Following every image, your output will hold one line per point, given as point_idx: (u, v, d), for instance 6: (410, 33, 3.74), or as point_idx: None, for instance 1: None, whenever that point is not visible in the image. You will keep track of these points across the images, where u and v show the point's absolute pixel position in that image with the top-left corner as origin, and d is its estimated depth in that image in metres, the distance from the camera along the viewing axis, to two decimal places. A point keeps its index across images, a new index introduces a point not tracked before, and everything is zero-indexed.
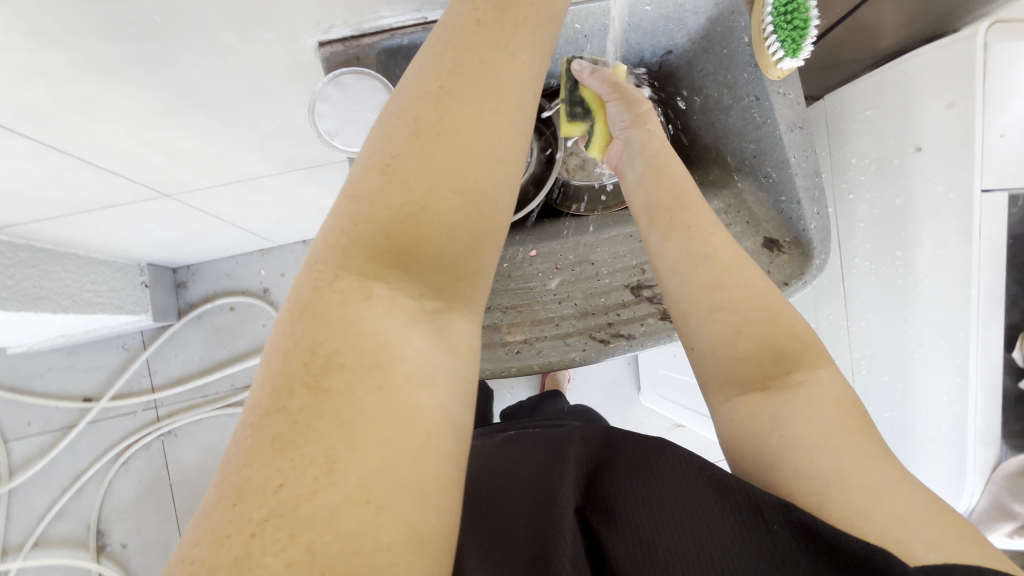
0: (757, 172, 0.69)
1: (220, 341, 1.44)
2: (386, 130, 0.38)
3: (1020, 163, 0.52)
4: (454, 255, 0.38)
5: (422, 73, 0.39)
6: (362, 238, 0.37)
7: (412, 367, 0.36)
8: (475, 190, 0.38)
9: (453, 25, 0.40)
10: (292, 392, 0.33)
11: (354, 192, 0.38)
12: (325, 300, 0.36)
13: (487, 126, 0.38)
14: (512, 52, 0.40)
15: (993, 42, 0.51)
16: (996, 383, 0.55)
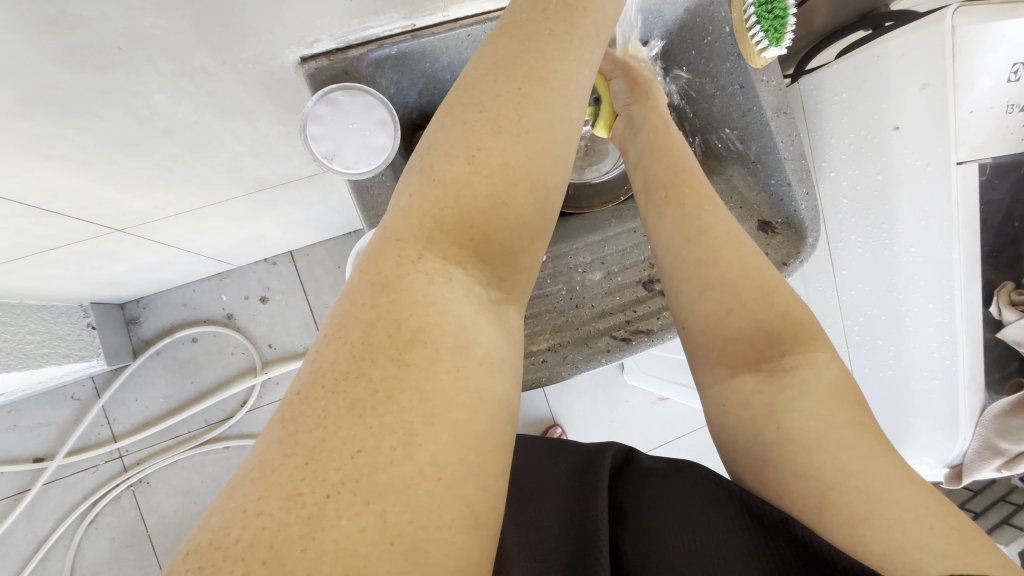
0: (745, 157, 0.72)
1: (186, 377, 1.34)
2: (465, 119, 0.36)
3: (986, 136, 0.58)
4: (515, 247, 0.36)
5: (501, 72, 0.36)
6: (445, 217, 0.34)
7: (485, 354, 0.33)
8: (541, 190, 0.36)
9: (528, 25, 0.38)
10: (373, 360, 0.30)
11: (438, 175, 0.35)
12: (409, 276, 0.33)
13: (558, 129, 0.37)
14: (579, 60, 0.39)
15: (960, 24, 0.54)
16: (977, 335, 0.61)
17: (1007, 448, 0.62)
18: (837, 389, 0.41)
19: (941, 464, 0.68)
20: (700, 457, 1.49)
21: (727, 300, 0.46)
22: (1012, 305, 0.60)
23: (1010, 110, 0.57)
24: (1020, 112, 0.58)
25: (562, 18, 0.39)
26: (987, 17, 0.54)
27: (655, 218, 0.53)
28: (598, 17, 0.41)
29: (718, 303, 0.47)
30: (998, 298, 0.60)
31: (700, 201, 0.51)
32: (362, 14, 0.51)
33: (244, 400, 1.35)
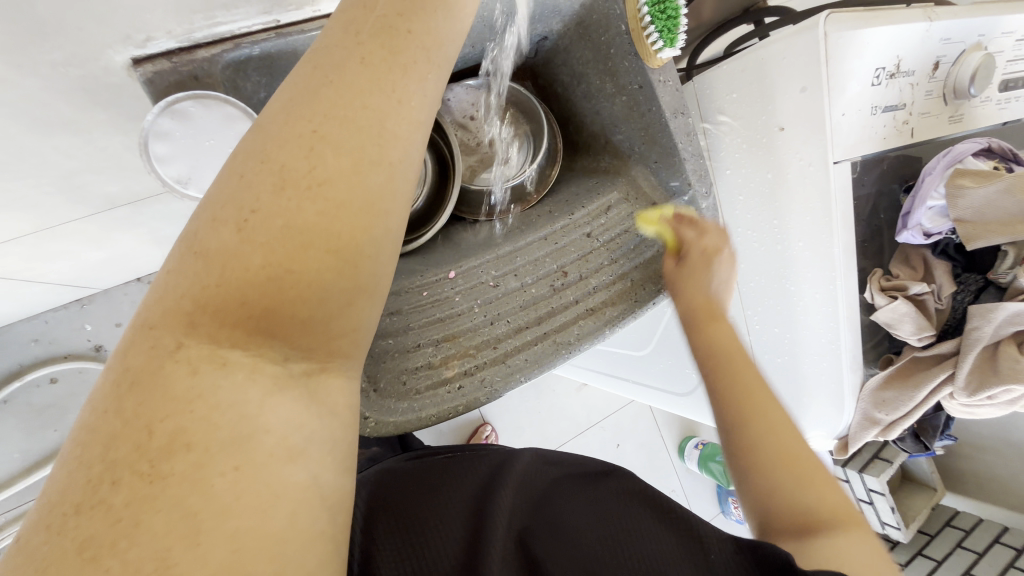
0: (648, 157, 0.71)
1: (48, 425, 1.14)
2: (240, 171, 0.26)
3: (855, 138, 0.62)
4: (322, 313, 0.27)
5: (296, 110, 0.26)
6: (213, 295, 0.25)
7: (276, 448, 0.26)
8: (348, 249, 0.26)
9: (336, 52, 0.27)
10: (117, 482, 0.23)
11: (201, 247, 0.25)
12: (164, 373, 0.25)
13: (376, 173, 0.27)
14: (400, 95, 0.28)
15: (831, 31, 0.57)
16: (856, 321, 0.66)
17: (882, 417, 0.67)
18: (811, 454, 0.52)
19: (832, 437, 0.73)
20: (623, 435, 1.55)
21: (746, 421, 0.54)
22: (884, 290, 0.64)
23: (874, 112, 0.62)
24: (882, 113, 0.63)
25: (389, 37, 0.28)
26: (853, 25, 0.57)
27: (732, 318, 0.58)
28: (428, 40, 0.29)
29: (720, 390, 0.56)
30: (870, 284, 0.65)
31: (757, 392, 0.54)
32: (205, 8, 0.42)
33: None
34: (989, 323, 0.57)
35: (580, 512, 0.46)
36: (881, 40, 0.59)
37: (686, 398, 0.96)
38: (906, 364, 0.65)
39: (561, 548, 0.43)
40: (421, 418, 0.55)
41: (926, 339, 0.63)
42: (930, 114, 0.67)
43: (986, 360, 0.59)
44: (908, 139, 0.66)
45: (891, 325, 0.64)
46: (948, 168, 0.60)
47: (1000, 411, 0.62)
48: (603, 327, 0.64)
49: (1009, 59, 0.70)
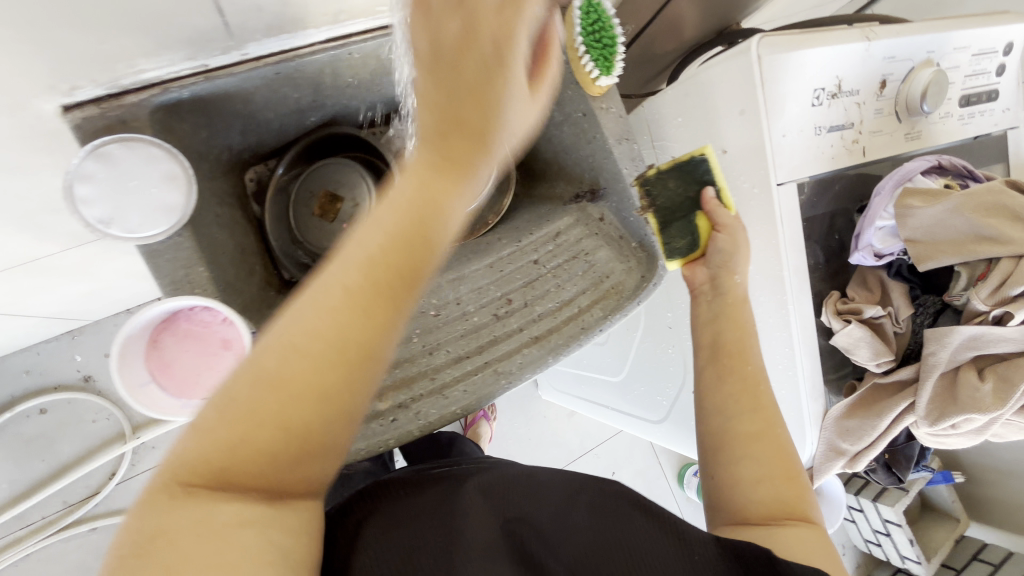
0: (597, 184, 0.71)
1: (35, 454, 1.16)
2: (252, 372, 0.33)
3: (799, 158, 0.60)
4: (293, 472, 0.34)
5: (295, 331, 0.33)
6: (215, 457, 0.33)
7: (228, 520, 0.32)
8: (309, 438, 0.34)
9: (331, 287, 0.33)
10: (127, 560, 0.31)
11: (208, 424, 0.33)
12: (177, 501, 0.32)
13: (346, 382, 0.34)
14: (375, 328, 0.34)
15: (764, 53, 0.57)
16: (813, 347, 0.63)
17: (847, 447, 0.63)
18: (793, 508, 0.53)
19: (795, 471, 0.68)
20: (618, 461, 1.50)
21: (762, 468, 0.55)
22: (839, 314, 0.61)
23: (819, 133, 0.61)
24: (828, 133, 0.61)
25: (371, 271, 0.33)
26: (786, 47, 0.57)
27: (712, 379, 0.61)
28: (407, 275, 0.34)
29: (744, 440, 0.57)
30: (826, 308, 0.62)
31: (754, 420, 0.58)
32: (125, 57, 0.44)
33: (113, 471, 1.21)
34: (945, 348, 0.54)
35: (562, 517, 0.46)
36: (818, 60, 0.58)
37: (660, 426, 0.93)
38: (867, 392, 0.62)
39: (553, 548, 0.44)
40: (352, 454, 0.53)
41: (885, 365, 0.60)
42: (883, 132, 0.65)
43: (946, 386, 0.56)
44: (860, 158, 0.64)
45: (848, 350, 0.61)
46: (896, 187, 0.59)
47: (971, 440, 0.58)
48: (547, 355, 0.62)
49: (967, 74, 0.69)
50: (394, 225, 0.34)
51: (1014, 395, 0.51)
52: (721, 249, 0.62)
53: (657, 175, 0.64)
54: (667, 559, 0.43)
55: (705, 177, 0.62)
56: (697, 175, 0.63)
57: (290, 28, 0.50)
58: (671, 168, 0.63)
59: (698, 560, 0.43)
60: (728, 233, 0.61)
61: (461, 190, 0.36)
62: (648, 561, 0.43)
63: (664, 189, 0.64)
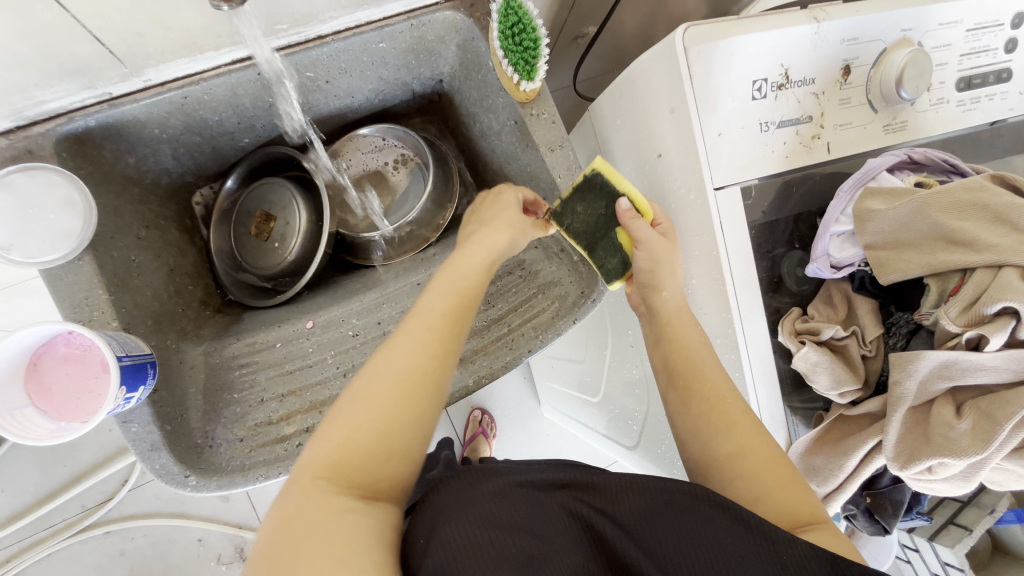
0: (537, 195, 0.67)
1: (58, 459, 1.08)
2: (362, 391, 0.43)
3: (740, 159, 0.53)
4: (389, 468, 0.41)
5: (388, 357, 0.45)
6: (339, 453, 0.40)
7: (344, 503, 0.37)
8: (389, 446, 0.41)
9: (418, 324, 0.47)
10: (269, 538, 0.35)
11: (328, 432, 0.41)
12: (314, 487, 0.38)
13: (422, 390, 0.44)
14: (442, 352, 0.46)
15: (690, 45, 0.50)
16: (771, 372, 0.55)
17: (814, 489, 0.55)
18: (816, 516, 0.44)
19: None
20: None
21: (758, 488, 0.45)
22: (795, 334, 0.53)
23: (765, 129, 0.54)
24: (777, 129, 0.54)
25: (449, 319, 0.48)
26: (713, 36, 0.50)
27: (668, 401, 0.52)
28: (462, 314, 0.50)
29: (729, 458, 0.47)
30: (781, 328, 0.54)
31: (720, 437, 0.49)
32: (16, 89, 0.46)
33: (126, 477, 1.10)
34: (910, 378, 0.45)
35: (641, 512, 0.40)
36: (752, 49, 0.51)
37: (634, 451, 0.87)
38: (833, 423, 0.53)
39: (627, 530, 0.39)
40: (253, 479, 0.52)
41: (849, 396, 0.52)
42: (854, 125, 0.57)
43: (918, 421, 0.47)
44: (823, 155, 0.56)
45: (805, 376, 0.52)
46: (856, 188, 0.51)
47: (960, 487, 0.48)
48: (468, 377, 0.60)
49: (962, 53, 0.59)
50: (460, 287, 0.51)
51: (998, 436, 0.42)
52: (647, 267, 0.54)
53: (562, 204, 0.59)
54: (751, 559, 0.36)
55: (609, 190, 0.56)
56: (602, 191, 0.57)
57: (186, 52, 0.50)
58: (572, 193, 0.58)
59: (788, 561, 0.36)
60: (648, 247, 0.53)
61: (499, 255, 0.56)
62: (733, 561, 0.36)
63: (574, 215, 0.58)
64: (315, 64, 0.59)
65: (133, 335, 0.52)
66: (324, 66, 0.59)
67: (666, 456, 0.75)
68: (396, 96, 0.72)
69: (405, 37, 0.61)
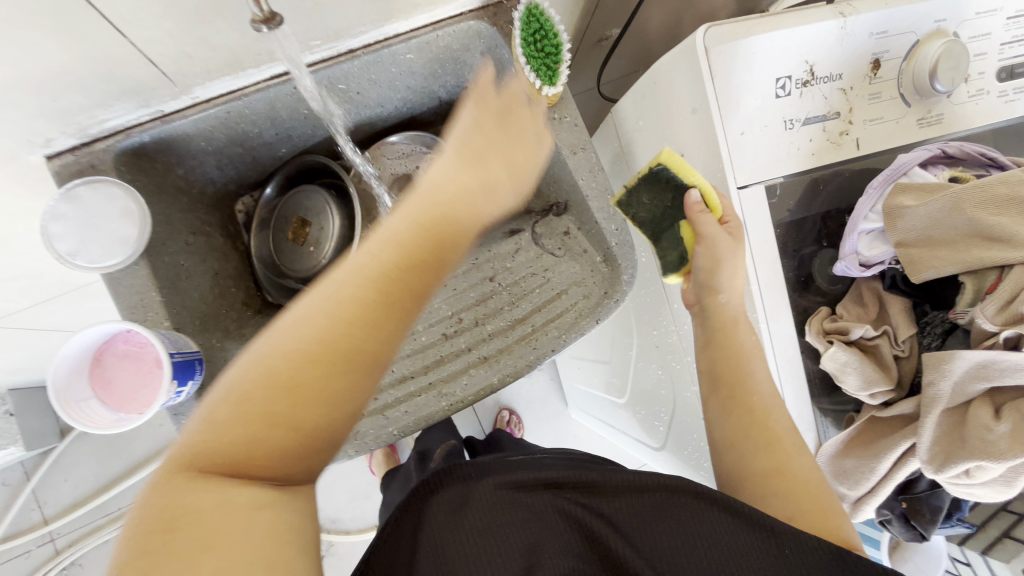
0: (560, 198, 0.68)
1: (115, 452, 1.16)
2: (257, 367, 0.34)
3: (765, 157, 0.53)
4: (294, 460, 0.35)
5: (296, 325, 0.35)
6: (230, 441, 0.34)
7: (249, 501, 0.33)
8: (304, 432, 0.35)
9: (340, 281, 0.36)
10: (147, 538, 0.31)
11: (214, 414, 0.34)
12: (193, 484, 0.32)
13: (343, 370, 0.35)
14: (372, 320, 0.36)
15: (711, 45, 0.50)
16: (799, 372, 0.55)
17: (845, 493, 0.54)
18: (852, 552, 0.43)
19: None
20: None
21: (792, 509, 0.45)
22: (823, 334, 0.52)
23: (790, 127, 0.53)
24: (802, 126, 0.53)
25: (386, 287, 0.36)
26: (735, 36, 0.50)
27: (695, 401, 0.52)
28: (408, 275, 0.37)
29: (765, 473, 0.47)
30: (809, 327, 0.53)
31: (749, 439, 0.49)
32: (82, 109, 0.50)
33: None
34: (945, 379, 0.44)
35: (637, 512, 0.42)
36: (776, 47, 0.51)
37: (661, 452, 0.86)
38: (865, 425, 0.52)
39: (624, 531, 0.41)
40: None
41: (882, 396, 0.51)
42: (884, 120, 0.55)
43: (955, 424, 0.46)
44: (852, 151, 0.55)
45: (835, 376, 0.51)
46: (886, 184, 0.50)
47: (1001, 493, 0.46)
48: (494, 376, 0.60)
49: (1003, 42, 0.56)
50: (398, 248, 0.38)
51: None
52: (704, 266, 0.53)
53: (629, 193, 0.58)
54: (749, 552, 0.38)
55: (675, 183, 0.54)
56: (667, 184, 0.55)
57: (229, 70, 0.54)
58: (638, 181, 0.57)
59: (789, 554, 0.38)
60: (709, 245, 0.52)
61: (476, 199, 0.43)
62: (732, 555, 0.38)
63: (641, 205, 0.58)
64: (346, 78, 0.62)
65: (183, 334, 0.56)
66: (355, 79, 0.63)
67: (693, 458, 0.75)
68: (424, 104, 0.75)
69: (430, 48, 0.63)
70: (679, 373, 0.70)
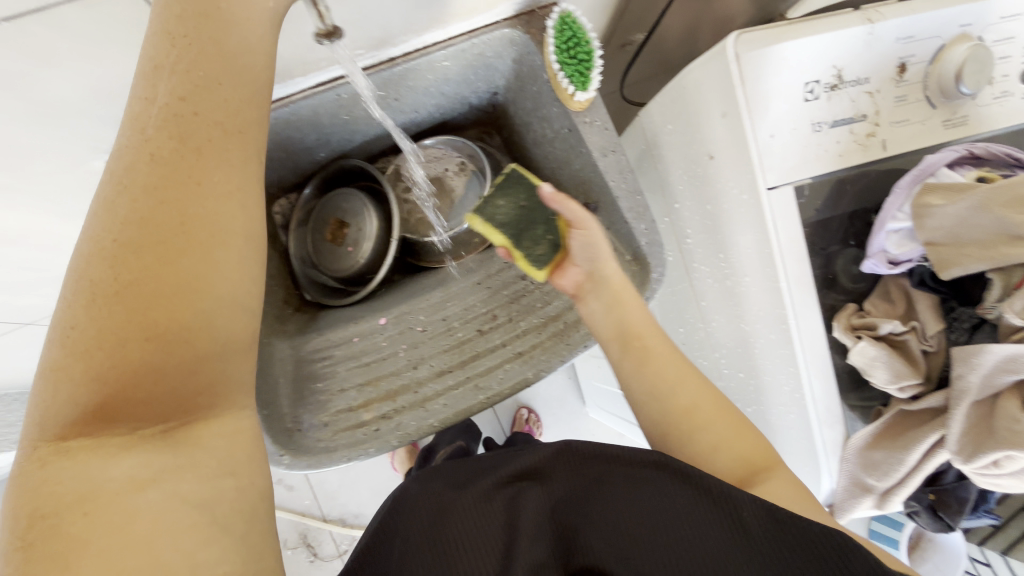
0: (589, 199, 0.71)
1: None
2: (83, 290, 0.32)
3: (794, 158, 0.55)
4: (175, 382, 0.33)
5: (114, 227, 0.32)
6: (80, 388, 0.31)
7: (121, 483, 0.31)
8: (165, 335, 0.32)
9: (133, 171, 0.33)
10: (16, 535, 0.29)
11: (55, 365, 0.31)
12: (58, 461, 0.30)
13: (189, 256, 0.33)
14: (200, 184, 0.34)
15: (742, 52, 0.52)
16: (827, 367, 0.56)
17: (874, 484, 0.55)
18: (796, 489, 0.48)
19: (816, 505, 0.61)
20: None
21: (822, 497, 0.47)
22: (852, 329, 0.54)
23: (818, 129, 0.55)
24: (830, 129, 0.55)
25: (132, 189, 0.33)
26: (765, 42, 0.52)
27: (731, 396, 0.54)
28: (185, 162, 0.34)
29: None
30: (837, 322, 0.55)
31: None
32: None
33: None
34: (973, 372, 0.46)
35: (602, 494, 0.45)
36: (806, 53, 0.53)
37: None
38: (893, 419, 0.54)
39: (590, 513, 0.45)
40: (337, 459, 0.58)
41: (910, 390, 0.52)
42: (910, 122, 0.57)
43: (983, 417, 0.48)
44: (878, 152, 0.57)
45: (863, 371, 0.53)
46: (914, 185, 0.51)
47: None
48: (528, 370, 0.62)
49: None
50: (128, 145, 0.34)
51: None
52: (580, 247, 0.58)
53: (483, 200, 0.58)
54: (704, 520, 0.42)
55: (527, 184, 0.60)
56: (521, 186, 0.60)
57: (279, 79, 0.57)
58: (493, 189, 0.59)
59: (744, 517, 0.41)
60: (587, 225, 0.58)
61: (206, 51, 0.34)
62: (687, 524, 0.42)
63: (496, 208, 0.58)
64: (386, 83, 0.65)
65: None
66: (394, 85, 0.65)
67: None
68: (455, 108, 0.78)
69: (465, 55, 0.66)
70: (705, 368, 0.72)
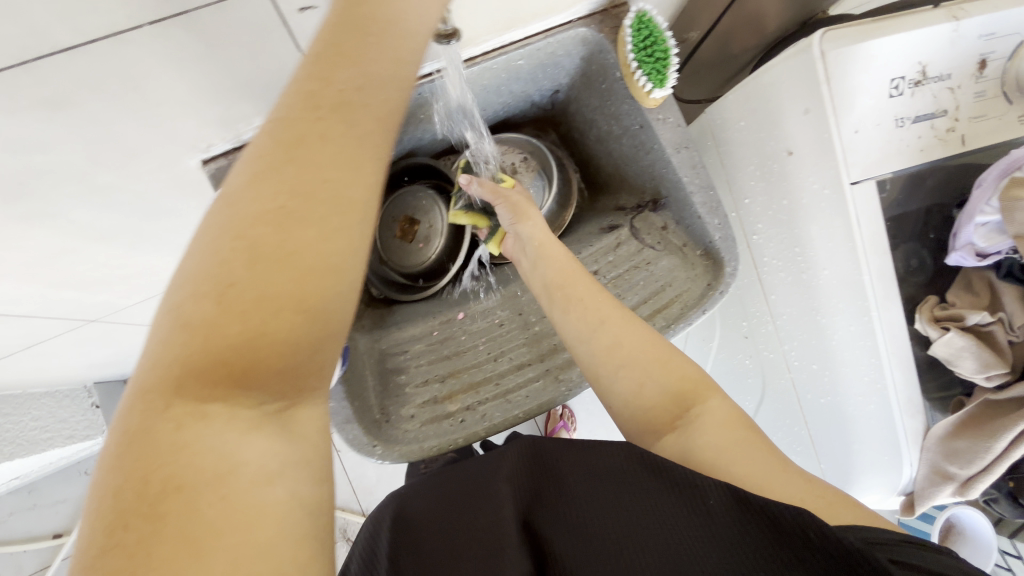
0: (658, 195, 0.72)
1: None
2: (219, 246, 0.28)
3: (876, 153, 0.56)
4: (295, 361, 0.29)
5: (259, 188, 0.29)
6: (213, 346, 0.27)
7: (255, 473, 0.27)
8: (315, 309, 0.29)
9: (289, 129, 0.30)
10: (126, 526, 0.24)
11: (184, 319, 0.27)
12: (154, 431, 0.26)
13: (335, 237, 0.30)
14: (357, 167, 0.31)
15: (828, 49, 0.54)
16: (906, 356, 0.58)
17: (956, 472, 0.58)
18: (734, 418, 0.46)
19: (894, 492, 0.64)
20: None
21: None
22: (935, 321, 0.56)
23: (900, 124, 0.56)
24: (912, 124, 0.56)
25: (281, 147, 0.29)
26: (854, 40, 0.53)
27: None
28: (332, 130, 0.30)
29: None
30: (919, 315, 0.57)
31: None
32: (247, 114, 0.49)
33: None
34: None
35: (585, 489, 0.41)
36: (893, 49, 0.54)
37: None
38: (978, 409, 0.56)
39: (562, 514, 0.40)
40: (427, 447, 0.59)
41: (998, 379, 0.55)
42: (988, 116, 0.57)
43: None
44: (957, 147, 0.58)
45: (948, 361, 0.56)
46: (1002, 178, 0.52)
47: None
48: None
49: None
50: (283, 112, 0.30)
51: None
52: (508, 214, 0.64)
53: None
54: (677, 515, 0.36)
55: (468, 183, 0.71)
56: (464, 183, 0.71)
57: None
58: None
59: (711, 505, 0.36)
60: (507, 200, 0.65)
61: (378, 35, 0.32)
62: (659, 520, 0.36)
63: None
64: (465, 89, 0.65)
65: None
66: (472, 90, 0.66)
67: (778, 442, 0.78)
68: (518, 107, 0.79)
69: (540, 54, 0.66)
70: (771, 359, 0.73)
